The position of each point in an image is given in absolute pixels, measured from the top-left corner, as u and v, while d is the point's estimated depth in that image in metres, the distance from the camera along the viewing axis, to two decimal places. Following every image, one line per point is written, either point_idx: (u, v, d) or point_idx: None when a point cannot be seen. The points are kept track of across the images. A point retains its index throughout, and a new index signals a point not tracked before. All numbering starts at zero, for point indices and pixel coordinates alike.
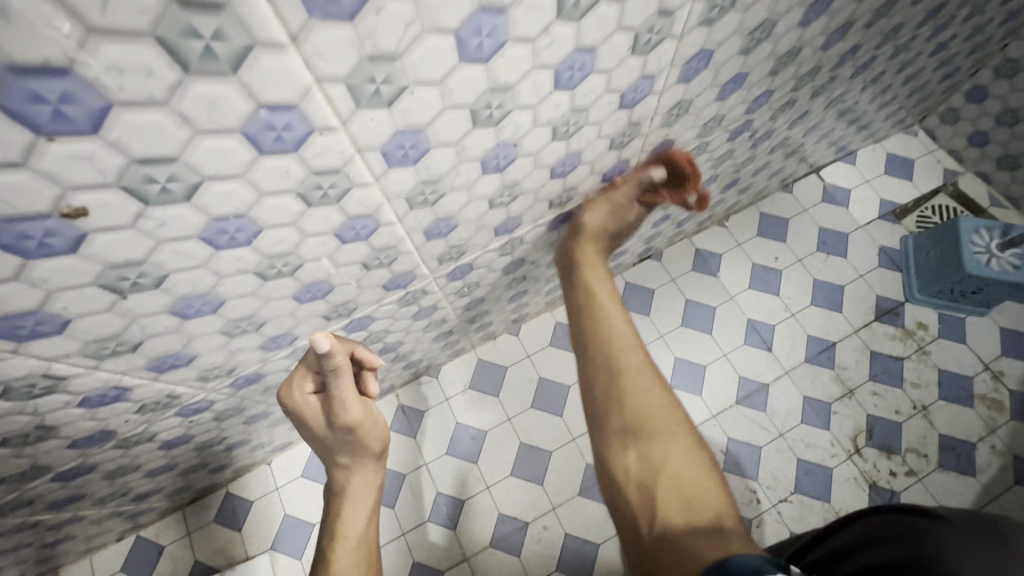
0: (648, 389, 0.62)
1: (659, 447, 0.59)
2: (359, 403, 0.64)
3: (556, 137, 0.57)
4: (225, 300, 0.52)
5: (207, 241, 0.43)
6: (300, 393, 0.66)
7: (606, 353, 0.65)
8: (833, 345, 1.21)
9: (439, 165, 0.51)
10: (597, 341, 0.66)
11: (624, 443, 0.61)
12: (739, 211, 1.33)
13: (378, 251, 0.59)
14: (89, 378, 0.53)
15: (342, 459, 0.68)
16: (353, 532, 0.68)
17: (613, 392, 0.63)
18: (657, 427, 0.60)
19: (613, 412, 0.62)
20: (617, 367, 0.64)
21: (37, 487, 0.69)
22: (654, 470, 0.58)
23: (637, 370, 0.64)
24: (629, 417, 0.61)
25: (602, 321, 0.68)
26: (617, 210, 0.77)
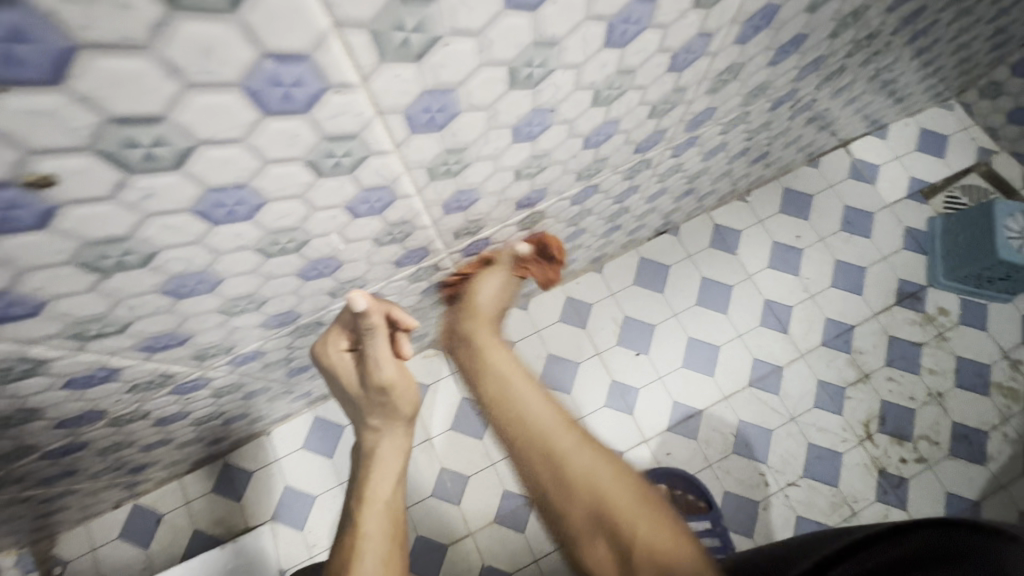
0: (582, 457, 0.57)
1: (620, 519, 0.53)
2: (395, 363, 0.59)
3: (597, 103, 0.51)
4: (223, 278, 0.47)
5: (202, 215, 0.37)
6: (336, 349, 0.62)
7: (534, 444, 0.58)
8: (851, 329, 1.17)
9: (467, 131, 0.44)
10: (527, 436, 0.59)
11: (593, 538, 0.54)
12: (762, 186, 1.27)
13: (392, 226, 0.54)
14: (73, 361, 0.48)
15: (372, 421, 0.63)
16: (382, 498, 0.62)
17: (557, 484, 0.56)
18: (605, 506, 0.54)
19: (564, 510, 0.56)
20: (553, 453, 0.57)
21: (24, 466, 0.65)
22: (622, 551, 0.52)
23: (577, 457, 0.57)
24: (577, 505, 0.55)
25: (519, 409, 0.60)
26: (506, 279, 0.77)
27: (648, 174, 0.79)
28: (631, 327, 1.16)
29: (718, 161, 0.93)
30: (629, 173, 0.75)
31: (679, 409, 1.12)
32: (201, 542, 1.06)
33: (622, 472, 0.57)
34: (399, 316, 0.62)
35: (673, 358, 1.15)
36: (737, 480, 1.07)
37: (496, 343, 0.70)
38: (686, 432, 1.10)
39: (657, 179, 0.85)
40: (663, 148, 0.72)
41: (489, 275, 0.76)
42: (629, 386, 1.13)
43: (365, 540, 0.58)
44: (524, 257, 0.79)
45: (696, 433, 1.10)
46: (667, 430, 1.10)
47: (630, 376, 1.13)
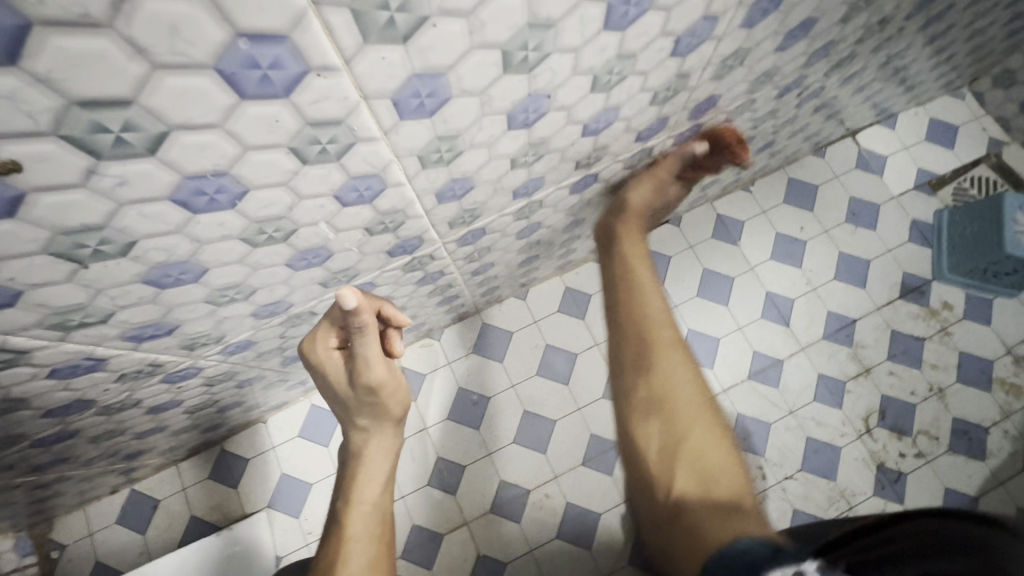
0: (675, 358, 0.61)
1: (683, 419, 0.59)
2: (384, 364, 0.59)
3: (595, 89, 0.49)
4: (207, 268, 0.45)
5: (181, 203, 0.36)
6: (324, 347, 0.61)
7: (639, 326, 0.64)
8: (853, 322, 1.16)
9: (460, 118, 0.43)
10: (633, 313, 0.64)
11: (646, 418, 0.60)
12: (767, 176, 1.24)
13: (383, 215, 0.52)
14: (55, 351, 0.47)
15: (360, 422, 0.62)
16: (369, 498, 0.62)
17: (642, 364, 0.62)
18: (675, 406, 0.59)
19: (642, 382, 0.61)
20: (649, 340, 0.63)
21: (15, 453, 0.65)
22: (674, 445, 0.58)
23: (673, 350, 0.62)
24: (652, 390, 0.60)
25: (634, 295, 0.66)
26: (658, 187, 0.77)
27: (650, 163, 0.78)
28: None
29: None
30: (629, 162, 0.73)
31: None
32: (198, 528, 1.07)
33: (701, 384, 0.62)
34: (389, 315, 0.61)
35: None
36: None
37: (638, 235, 0.74)
38: None
39: None
40: (665, 136, 0.70)
41: (643, 179, 0.76)
42: None
43: (352, 542, 0.58)
44: (685, 164, 0.77)
45: None
46: None
47: None
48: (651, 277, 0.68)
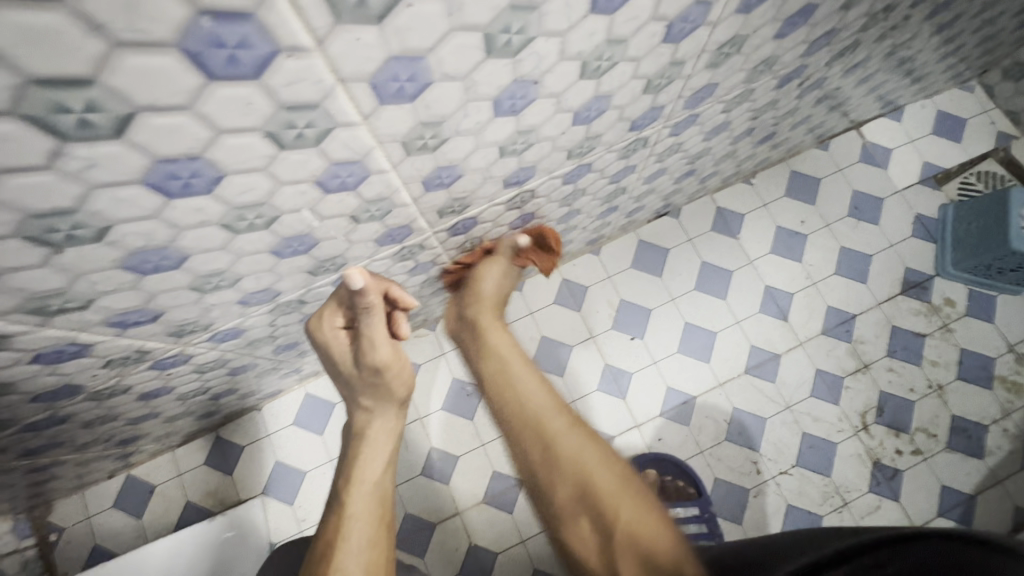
0: (575, 443, 0.64)
1: (607, 499, 0.60)
2: (390, 344, 0.60)
3: (585, 75, 0.48)
4: (189, 255, 0.45)
5: (156, 187, 0.35)
6: (331, 326, 0.61)
7: (529, 424, 0.65)
8: (853, 317, 1.14)
9: (443, 103, 0.42)
10: (522, 416, 0.66)
11: (574, 518, 0.61)
12: (769, 168, 1.22)
13: (369, 203, 0.51)
14: (38, 336, 0.47)
15: (364, 402, 0.63)
16: (370, 478, 0.61)
17: (550, 462, 0.63)
18: (596, 491, 0.60)
19: (555, 483, 0.62)
20: (546, 435, 0.64)
21: (5, 438, 0.65)
22: (603, 530, 0.59)
23: (565, 431, 0.64)
24: (565, 484, 0.62)
25: (520, 396, 0.68)
26: (508, 269, 0.83)
27: (645, 153, 0.76)
28: (627, 310, 1.15)
29: (721, 141, 0.90)
30: (624, 152, 0.72)
31: (673, 395, 1.10)
32: (194, 513, 1.07)
33: (611, 458, 0.64)
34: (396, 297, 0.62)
35: (669, 343, 1.13)
36: (728, 467, 1.06)
37: (498, 323, 0.78)
38: (679, 419, 1.09)
39: (656, 159, 0.82)
40: (661, 126, 0.69)
41: (491, 268, 0.81)
42: (622, 370, 1.11)
43: (350, 519, 0.57)
44: (525, 249, 0.84)
45: (689, 420, 1.09)
46: (660, 415, 1.09)
47: (625, 360, 1.12)
48: (529, 368, 0.71)
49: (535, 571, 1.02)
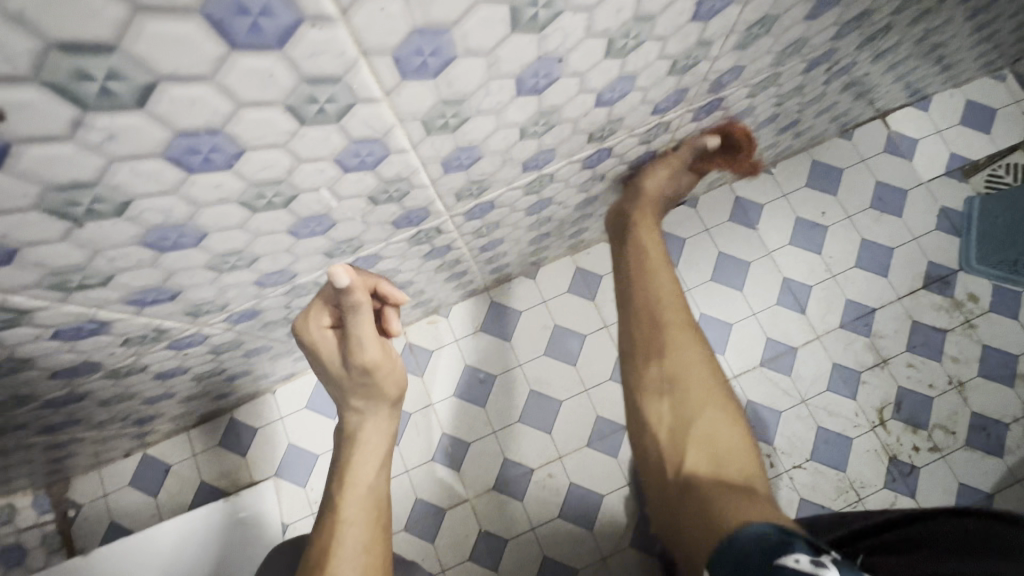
0: (684, 353, 0.70)
1: (692, 394, 0.67)
2: (379, 344, 0.58)
3: (610, 54, 0.46)
4: (206, 233, 0.45)
5: (175, 162, 0.35)
6: (317, 326, 0.60)
7: (657, 313, 0.73)
8: (873, 311, 1.12)
9: (466, 80, 0.41)
10: (643, 304, 0.74)
11: (657, 399, 0.68)
12: (790, 157, 1.20)
13: (387, 183, 0.51)
14: (58, 312, 0.47)
15: (355, 402, 0.62)
16: (363, 482, 0.63)
17: (652, 337, 0.71)
18: (685, 386, 0.67)
19: (653, 364, 0.70)
20: (663, 331, 0.71)
21: (26, 413, 0.66)
22: (677, 408, 0.67)
23: (681, 342, 0.70)
24: (661, 370, 0.69)
25: (650, 292, 0.74)
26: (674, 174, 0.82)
27: (667, 139, 0.75)
28: None
29: (744, 127, 0.87)
30: (645, 136, 0.70)
31: None
32: (208, 493, 1.09)
33: (714, 374, 0.69)
34: (386, 294, 0.61)
35: None
36: None
37: (652, 227, 0.81)
38: None
39: (677, 145, 0.80)
40: (684, 110, 0.67)
41: (659, 171, 0.80)
42: None
43: (346, 525, 0.59)
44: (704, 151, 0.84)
45: None
46: None
47: None
48: (667, 274, 0.76)
49: (545, 558, 1.02)
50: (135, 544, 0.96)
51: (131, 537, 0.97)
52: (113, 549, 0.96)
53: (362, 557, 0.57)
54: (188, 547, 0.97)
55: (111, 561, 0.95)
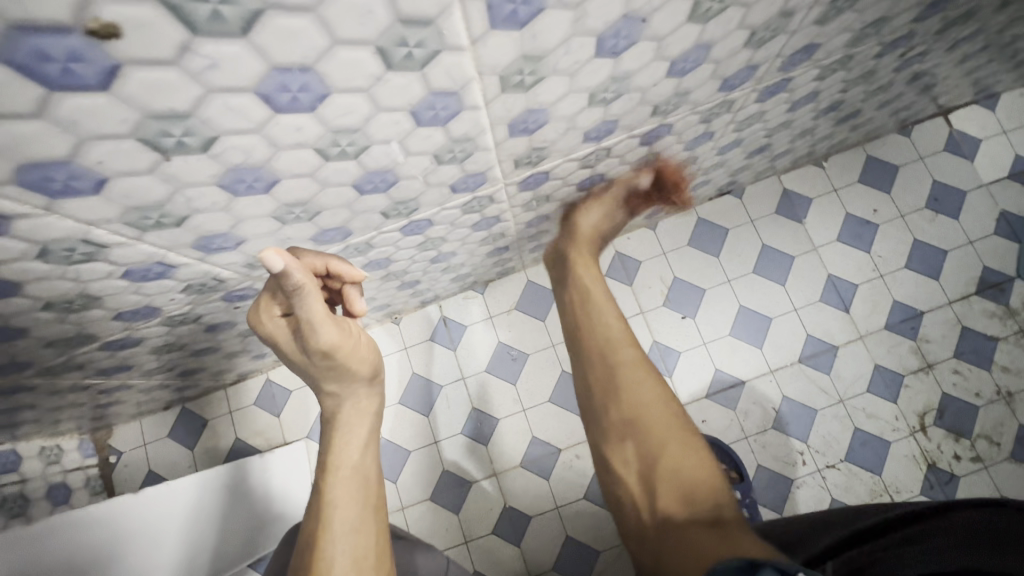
0: (648, 389, 0.58)
1: (658, 436, 0.56)
2: (334, 325, 0.55)
3: (693, 18, 0.45)
4: (279, 178, 0.45)
5: (265, 98, 0.35)
6: (270, 316, 0.57)
7: (601, 362, 0.61)
8: (920, 314, 1.09)
9: (550, 35, 0.40)
10: (599, 358, 0.62)
11: (620, 442, 0.57)
12: (843, 152, 1.16)
13: (454, 142, 0.50)
14: (132, 250, 0.48)
15: (328, 386, 0.61)
16: (349, 463, 0.61)
17: (611, 402, 0.59)
18: (649, 431, 0.56)
19: (610, 408, 0.59)
20: (617, 370, 0.60)
21: (87, 354, 0.68)
22: (647, 456, 0.55)
23: (638, 374, 0.59)
24: (622, 412, 0.58)
25: (600, 329, 0.63)
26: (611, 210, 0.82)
27: (727, 119, 0.73)
28: (679, 288, 1.12)
29: (805, 113, 0.85)
30: (707, 115, 0.69)
31: (719, 378, 1.08)
32: (243, 449, 1.13)
33: (675, 405, 0.58)
34: (340, 271, 0.58)
35: (720, 325, 1.10)
36: (772, 455, 1.04)
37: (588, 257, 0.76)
38: (724, 402, 1.07)
39: (736, 128, 0.78)
40: (750, 89, 0.66)
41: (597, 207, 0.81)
42: (669, 348, 1.10)
43: (332, 507, 0.58)
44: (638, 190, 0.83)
45: (735, 404, 1.06)
46: (704, 397, 1.07)
47: (673, 338, 1.10)
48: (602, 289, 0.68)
49: (567, 537, 1.03)
50: (166, 493, 0.89)
51: (150, 491, 0.87)
52: (142, 495, 0.86)
53: (353, 541, 0.56)
54: (218, 505, 0.95)
55: (137, 512, 0.85)
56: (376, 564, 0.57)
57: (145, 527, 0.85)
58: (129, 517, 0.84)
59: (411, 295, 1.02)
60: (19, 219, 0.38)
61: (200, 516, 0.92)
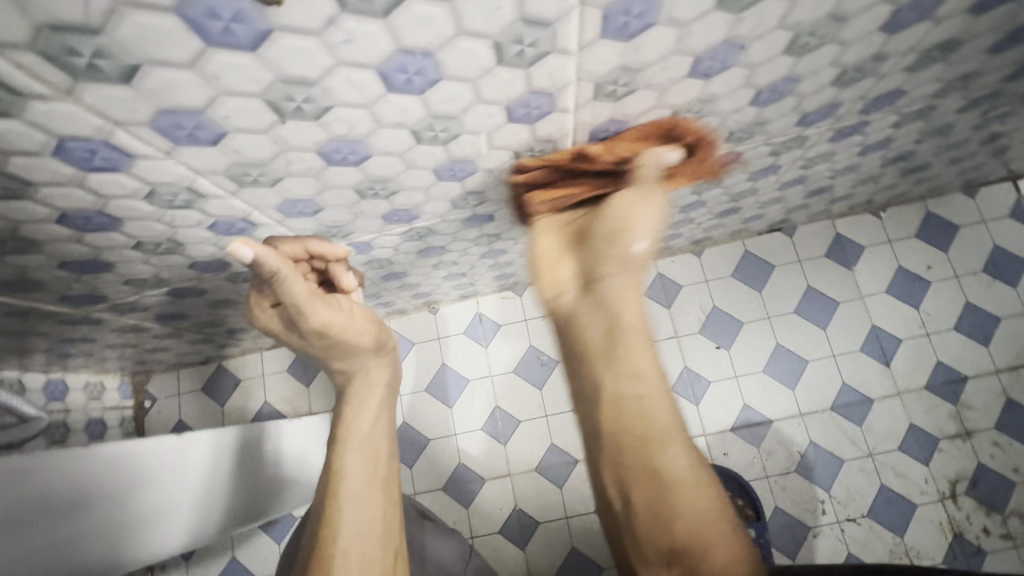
0: (698, 505, 0.44)
1: None
2: (322, 303, 0.57)
3: (789, 50, 0.46)
4: (372, 155, 0.48)
5: (383, 77, 0.38)
6: (262, 310, 0.59)
7: (624, 449, 0.46)
8: (964, 379, 1.06)
9: (652, 50, 0.42)
10: (624, 444, 0.46)
11: None
12: (902, 205, 1.14)
13: (536, 142, 0.52)
14: (225, 204, 0.51)
15: (337, 363, 0.64)
16: (358, 434, 0.62)
17: (650, 540, 0.44)
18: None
19: (650, 540, 0.44)
20: (656, 481, 0.44)
21: (153, 298, 0.73)
22: None
23: (682, 475, 0.45)
24: (661, 554, 0.43)
25: (631, 397, 0.46)
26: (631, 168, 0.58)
27: (795, 155, 0.73)
28: (717, 318, 1.12)
29: (874, 159, 0.84)
30: (778, 148, 0.69)
31: (746, 413, 1.07)
32: (270, 412, 1.17)
33: (730, 527, 0.44)
34: (320, 251, 0.58)
35: (754, 360, 1.09)
36: (791, 499, 1.02)
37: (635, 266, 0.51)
38: (748, 438, 1.05)
39: (802, 165, 0.79)
40: (826, 127, 0.66)
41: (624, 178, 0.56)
42: (699, 375, 1.09)
43: (341, 477, 0.59)
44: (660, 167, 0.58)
45: (759, 442, 1.05)
46: (728, 430, 1.06)
47: (704, 367, 1.10)
48: (650, 358, 0.48)
49: (572, 549, 1.02)
50: (183, 451, 0.78)
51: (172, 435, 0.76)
52: (158, 444, 0.74)
53: (361, 512, 0.57)
54: (229, 474, 0.87)
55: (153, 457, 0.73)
56: (383, 537, 0.56)
57: (160, 475, 0.73)
58: (139, 463, 0.70)
59: (453, 287, 1.04)
60: (141, 159, 0.41)
61: (214, 484, 0.83)
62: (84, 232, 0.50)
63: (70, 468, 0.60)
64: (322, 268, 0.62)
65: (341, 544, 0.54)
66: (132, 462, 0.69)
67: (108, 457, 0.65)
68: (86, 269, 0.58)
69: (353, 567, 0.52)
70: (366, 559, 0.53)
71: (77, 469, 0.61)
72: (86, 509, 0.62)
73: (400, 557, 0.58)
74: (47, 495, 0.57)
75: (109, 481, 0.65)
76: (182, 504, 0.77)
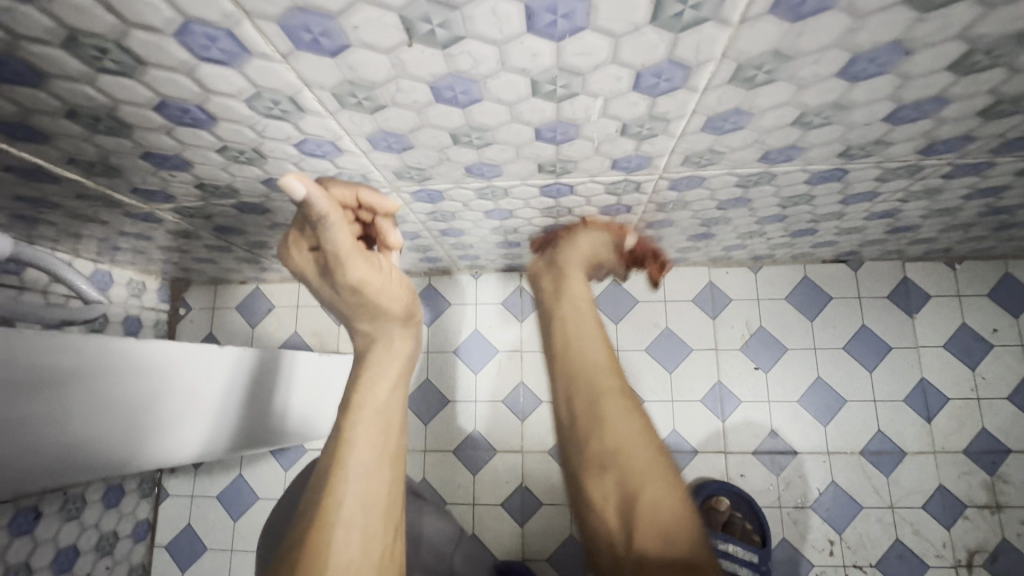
0: (631, 424, 0.50)
1: (637, 470, 0.47)
2: (361, 258, 0.55)
3: (954, 67, 0.42)
4: (482, 98, 0.46)
5: (529, 14, 0.35)
6: (301, 251, 0.58)
7: (570, 363, 0.53)
8: (1006, 451, 1.01)
9: (816, 35, 0.38)
10: (573, 358, 0.53)
11: (598, 473, 0.49)
12: (981, 260, 1.08)
13: (650, 118, 0.49)
14: (319, 123, 0.49)
15: (362, 325, 0.61)
16: (373, 402, 0.56)
17: (586, 428, 0.50)
18: (624, 458, 0.48)
19: (581, 432, 0.50)
20: (594, 382, 0.52)
21: (219, 207, 0.72)
22: (625, 490, 0.47)
23: (615, 384, 0.52)
24: (591, 438, 0.50)
25: (579, 326, 0.55)
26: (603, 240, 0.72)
27: (900, 184, 0.69)
28: (761, 338, 1.08)
29: (977, 205, 0.79)
30: (887, 174, 0.65)
31: (771, 439, 1.04)
32: (297, 343, 1.18)
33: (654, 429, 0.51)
34: (371, 202, 0.57)
35: (791, 389, 1.06)
36: (801, 533, 1.00)
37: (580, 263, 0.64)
38: (767, 464, 1.03)
39: (901, 196, 0.74)
40: (946, 161, 0.61)
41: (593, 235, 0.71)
42: (731, 392, 1.07)
43: (350, 446, 0.54)
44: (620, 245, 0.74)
45: (778, 471, 1.03)
46: (749, 453, 1.04)
47: (738, 385, 1.07)
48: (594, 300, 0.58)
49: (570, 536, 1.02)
50: (201, 366, 0.77)
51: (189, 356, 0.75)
52: (179, 354, 0.73)
53: (366, 483, 0.52)
54: (242, 392, 0.86)
55: (173, 373, 0.72)
56: (386, 511, 0.53)
57: (177, 391, 0.72)
58: (161, 374, 0.69)
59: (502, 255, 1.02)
60: (256, 58, 0.40)
61: (228, 400, 0.82)
62: (176, 124, 0.49)
63: (96, 350, 0.60)
64: (368, 222, 0.60)
65: (342, 519, 0.49)
66: (146, 367, 0.67)
67: (125, 354, 0.64)
68: (167, 164, 0.57)
69: (355, 540, 0.49)
70: (367, 535, 0.50)
71: (113, 367, 0.62)
72: (107, 396, 0.61)
73: (398, 529, 0.54)
74: (60, 383, 0.56)
75: (131, 370, 0.65)
76: (195, 413, 0.76)
